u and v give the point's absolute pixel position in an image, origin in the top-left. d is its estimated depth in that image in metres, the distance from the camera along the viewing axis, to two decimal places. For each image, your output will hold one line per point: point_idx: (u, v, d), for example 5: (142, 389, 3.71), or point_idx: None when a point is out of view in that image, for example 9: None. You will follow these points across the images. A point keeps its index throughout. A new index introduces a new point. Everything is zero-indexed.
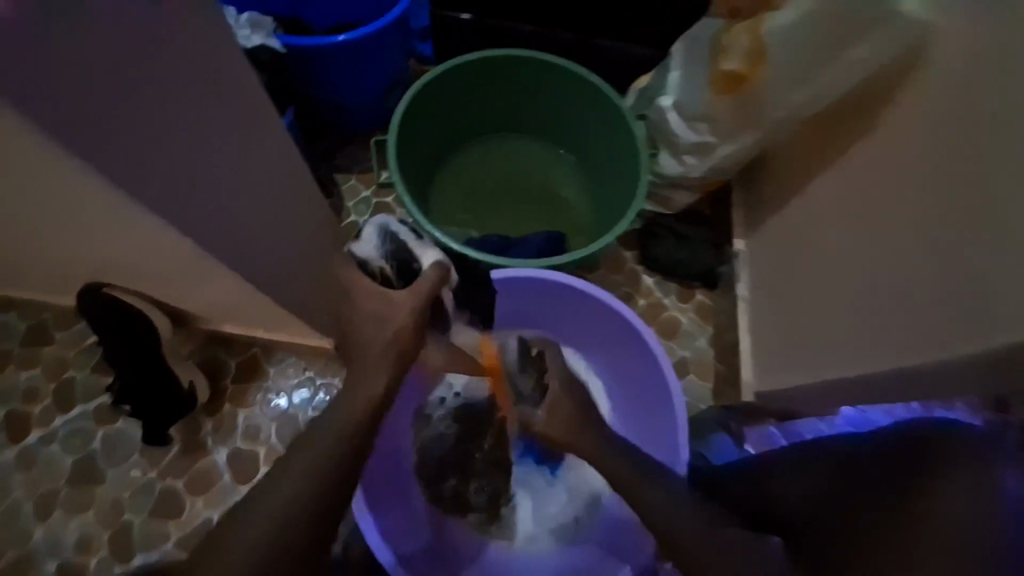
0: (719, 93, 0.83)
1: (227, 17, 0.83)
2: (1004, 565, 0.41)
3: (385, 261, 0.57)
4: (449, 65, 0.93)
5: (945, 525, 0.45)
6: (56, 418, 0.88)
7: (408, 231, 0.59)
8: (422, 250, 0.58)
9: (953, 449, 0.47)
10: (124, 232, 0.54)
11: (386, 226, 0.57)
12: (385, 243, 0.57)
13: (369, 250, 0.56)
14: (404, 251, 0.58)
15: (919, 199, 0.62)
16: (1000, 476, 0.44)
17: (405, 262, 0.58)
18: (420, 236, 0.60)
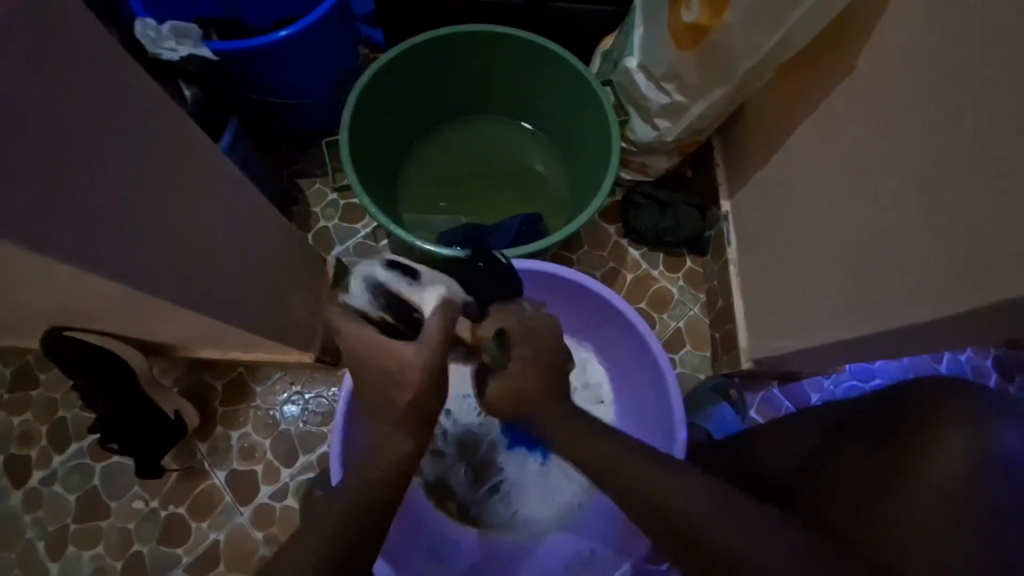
0: (684, 49, 0.76)
1: (146, 29, 0.77)
2: (988, 509, 0.49)
3: (382, 311, 0.56)
4: (399, 49, 0.87)
5: (931, 475, 0.52)
6: (53, 459, 0.89)
7: (398, 278, 0.55)
8: (418, 297, 0.55)
9: (960, 407, 0.52)
10: (63, 281, 0.52)
11: (372, 277, 0.56)
12: (382, 295, 0.56)
13: (363, 304, 0.56)
14: (397, 298, 0.56)
15: (913, 144, 0.56)
16: (1002, 434, 0.50)
17: (406, 311, 0.56)
18: (414, 278, 0.55)
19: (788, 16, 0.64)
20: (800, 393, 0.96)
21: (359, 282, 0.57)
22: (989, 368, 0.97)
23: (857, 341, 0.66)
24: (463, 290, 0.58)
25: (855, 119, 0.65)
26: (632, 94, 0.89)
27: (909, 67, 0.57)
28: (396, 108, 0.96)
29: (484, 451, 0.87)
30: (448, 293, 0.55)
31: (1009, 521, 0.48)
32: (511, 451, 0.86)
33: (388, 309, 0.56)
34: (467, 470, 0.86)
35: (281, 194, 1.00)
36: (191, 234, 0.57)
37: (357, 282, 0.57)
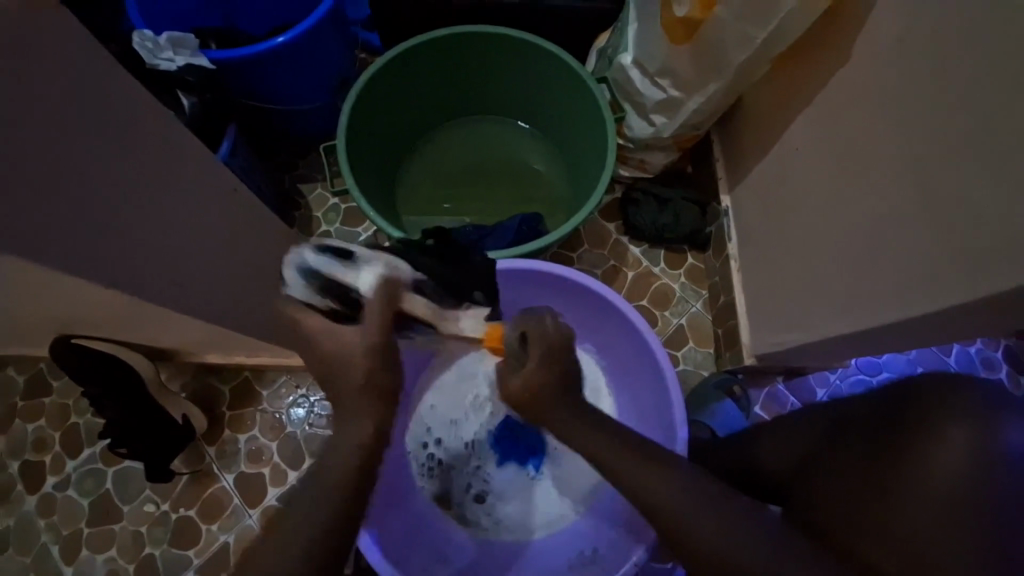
0: (677, 43, 0.76)
1: (145, 40, 0.78)
2: (987, 505, 0.49)
3: (323, 296, 0.54)
4: (393, 53, 0.87)
5: (930, 474, 0.51)
6: (66, 464, 0.91)
7: (332, 260, 0.54)
8: (354, 278, 0.53)
9: (961, 405, 0.52)
10: (67, 294, 0.53)
11: (303, 263, 0.54)
12: (315, 279, 0.54)
13: (301, 291, 0.54)
14: (336, 283, 0.54)
15: (912, 136, 0.56)
16: (1003, 433, 0.50)
17: (343, 292, 0.54)
18: (348, 259, 0.54)
19: (781, 6, 0.63)
20: (806, 388, 0.95)
21: (296, 267, 0.54)
22: (1000, 360, 0.95)
23: (859, 335, 0.65)
24: (402, 262, 0.58)
25: (852, 110, 0.65)
26: (628, 91, 0.88)
27: (905, 54, 0.56)
28: (393, 111, 0.97)
29: (478, 456, 0.88)
30: (386, 270, 0.55)
31: (1008, 518, 0.49)
32: (504, 454, 0.88)
33: (331, 292, 0.54)
34: (463, 476, 0.87)
35: (283, 200, 1.01)
36: (190, 241, 0.58)
37: (295, 268, 0.54)
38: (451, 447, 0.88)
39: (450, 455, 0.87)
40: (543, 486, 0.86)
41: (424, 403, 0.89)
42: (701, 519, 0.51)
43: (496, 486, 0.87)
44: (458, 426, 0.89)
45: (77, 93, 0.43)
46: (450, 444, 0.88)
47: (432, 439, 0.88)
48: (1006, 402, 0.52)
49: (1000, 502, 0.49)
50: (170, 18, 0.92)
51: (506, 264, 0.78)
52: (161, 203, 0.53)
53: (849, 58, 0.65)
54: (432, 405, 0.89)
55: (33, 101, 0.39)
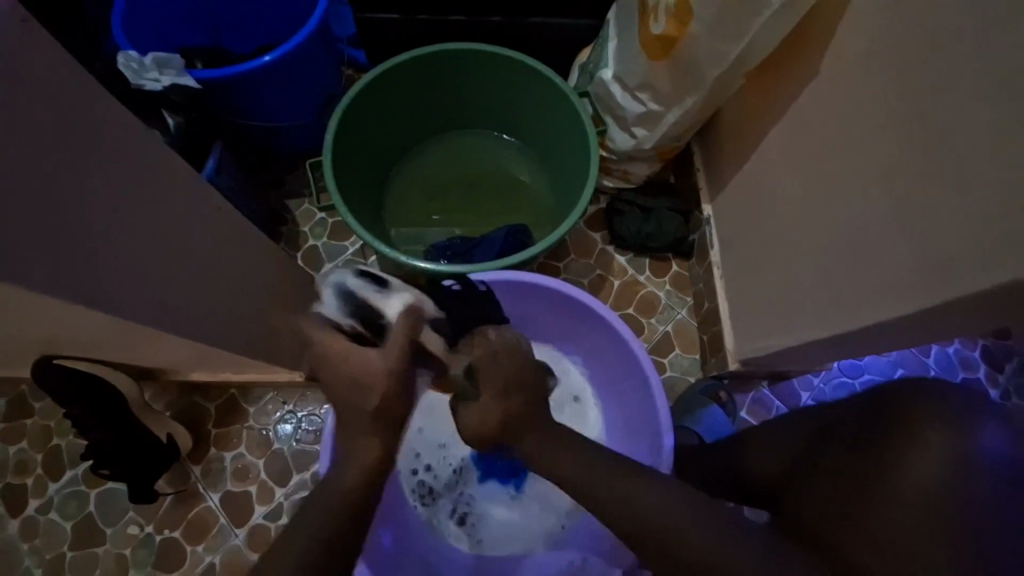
0: (654, 58, 0.78)
1: (130, 61, 0.79)
2: (969, 508, 0.49)
3: (351, 319, 0.56)
4: (378, 70, 0.89)
5: (911, 478, 0.52)
6: (48, 487, 0.89)
7: (366, 285, 0.57)
8: (384, 303, 0.56)
9: (939, 410, 0.53)
10: (47, 315, 0.53)
11: (341, 284, 0.56)
12: (349, 302, 0.56)
13: (333, 312, 0.56)
14: (367, 307, 0.56)
15: (881, 146, 0.58)
16: (981, 438, 0.51)
17: (372, 317, 0.56)
18: (381, 287, 0.57)
19: (753, 22, 0.65)
20: (790, 392, 0.97)
21: (336, 288, 0.57)
22: (978, 360, 0.97)
23: (837, 339, 0.67)
24: (431, 298, 0.61)
25: (824, 120, 0.67)
26: (609, 105, 0.90)
27: (872, 66, 0.59)
28: (378, 127, 0.98)
29: (467, 474, 0.88)
30: (414, 300, 0.57)
31: (992, 521, 0.49)
32: (492, 472, 0.88)
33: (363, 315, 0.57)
34: (453, 494, 0.87)
35: (270, 215, 1.01)
36: (170, 259, 0.58)
37: (333, 288, 0.57)
38: (438, 470, 0.88)
39: (438, 479, 0.87)
40: (533, 502, 0.86)
41: (411, 425, 0.88)
42: (686, 525, 0.52)
43: (486, 503, 0.86)
44: (445, 448, 0.89)
45: (54, 114, 0.43)
46: (439, 464, 0.88)
47: (420, 463, 0.88)
48: (981, 408, 0.52)
49: (976, 507, 0.49)
50: (157, 37, 0.93)
51: (490, 276, 0.79)
52: (139, 220, 0.53)
53: (819, 71, 0.67)
54: (420, 427, 0.89)
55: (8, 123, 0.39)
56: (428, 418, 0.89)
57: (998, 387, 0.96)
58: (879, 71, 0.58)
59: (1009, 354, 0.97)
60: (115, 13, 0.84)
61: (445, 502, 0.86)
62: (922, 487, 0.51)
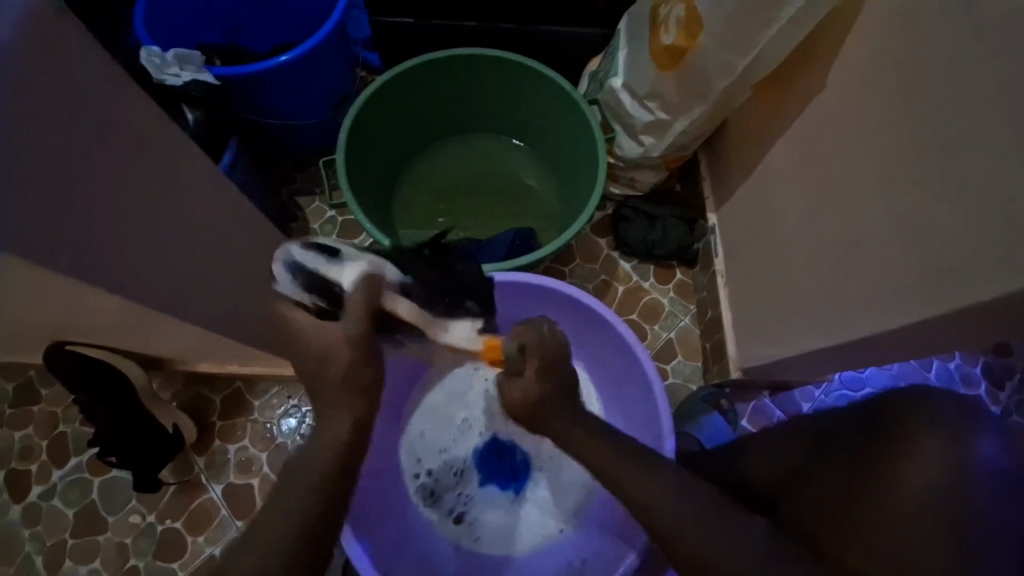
0: (663, 69, 0.80)
1: (153, 56, 0.81)
2: (968, 518, 0.50)
3: (307, 293, 0.55)
4: (392, 73, 0.91)
5: (913, 486, 0.53)
6: (52, 473, 0.90)
7: (318, 257, 0.55)
8: (338, 272, 0.55)
9: (940, 419, 0.53)
10: (67, 302, 0.54)
11: (292, 259, 0.55)
12: (302, 276, 0.55)
13: (289, 288, 0.55)
14: (320, 278, 0.55)
15: (887, 159, 0.59)
16: (980, 448, 0.52)
17: (328, 289, 0.55)
18: (332, 257, 0.56)
19: (761, 35, 0.67)
20: (791, 402, 0.97)
21: (294, 264, 0.56)
22: (979, 375, 0.98)
23: (839, 348, 0.68)
24: (390, 266, 0.60)
25: (830, 133, 0.68)
26: (618, 113, 0.92)
27: (878, 81, 0.60)
28: (390, 128, 1.00)
29: (465, 478, 0.88)
30: (369, 267, 0.57)
31: (989, 530, 0.50)
32: (489, 477, 0.88)
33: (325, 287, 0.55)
34: (452, 497, 0.87)
35: (281, 212, 1.03)
36: (184, 249, 0.59)
37: (293, 266, 0.56)
38: (440, 473, 0.88)
39: (440, 483, 0.87)
40: (531, 507, 0.86)
41: (412, 427, 0.89)
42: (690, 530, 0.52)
43: (484, 508, 0.86)
44: (447, 452, 0.89)
45: (78, 104, 0.44)
46: (439, 467, 0.88)
47: (422, 467, 0.88)
48: (979, 417, 0.53)
49: (975, 515, 0.50)
50: (177, 35, 0.95)
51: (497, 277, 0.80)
52: (155, 211, 0.54)
53: (825, 85, 0.69)
54: (421, 429, 0.90)
55: (34, 111, 0.40)
56: (429, 421, 0.90)
57: (998, 404, 0.96)
58: (885, 85, 0.59)
59: (1010, 371, 0.98)
60: (138, 9, 0.86)
61: (444, 505, 0.86)
62: (923, 493, 0.52)
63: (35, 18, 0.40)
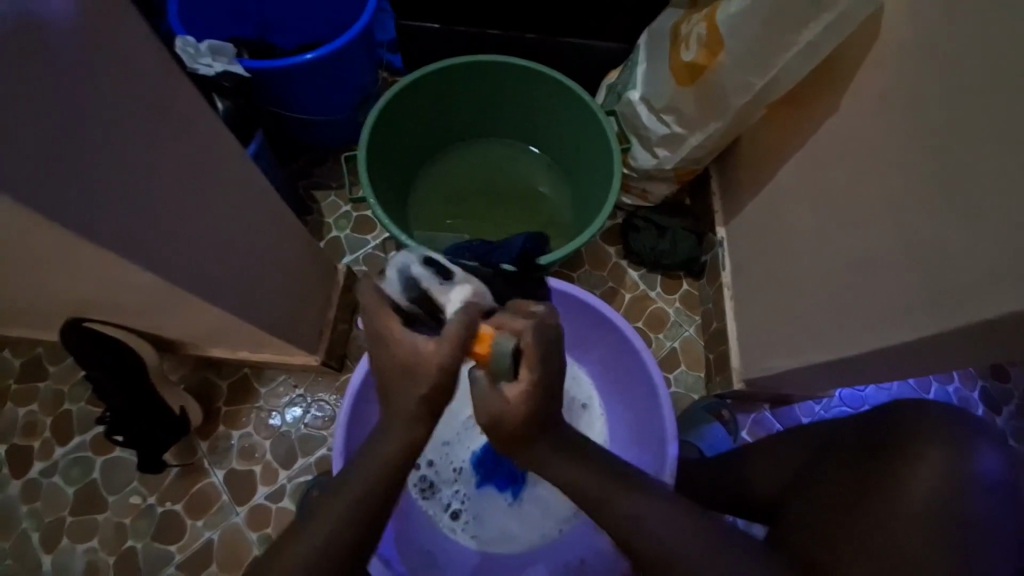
0: (682, 84, 0.83)
1: (187, 47, 0.83)
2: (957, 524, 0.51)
3: (410, 302, 0.60)
4: (416, 75, 0.94)
5: (908, 492, 0.54)
6: (55, 451, 0.90)
7: (431, 276, 0.59)
8: (445, 295, 0.57)
9: (936, 432, 0.55)
10: (97, 274, 0.55)
11: (408, 269, 0.60)
12: (411, 287, 0.59)
13: (393, 292, 0.59)
14: (426, 295, 0.59)
15: (895, 180, 0.61)
16: (974, 462, 0.53)
17: (432, 305, 0.59)
18: (443, 278, 0.60)
19: (778, 57, 0.70)
20: (791, 417, 0.98)
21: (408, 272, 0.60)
22: (977, 400, 0.99)
23: (842, 362, 0.69)
24: (489, 290, 0.62)
25: (841, 153, 0.70)
26: (634, 125, 0.94)
27: (889, 106, 0.62)
28: (411, 129, 1.02)
29: (465, 475, 0.89)
30: (473, 294, 0.58)
31: (978, 538, 0.51)
32: (487, 475, 0.89)
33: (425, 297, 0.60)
34: (450, 493, 0.88)
35: (298, 204, 1.05)
36: (209, 231, 0.60)
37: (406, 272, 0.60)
38: (441, 466, 0.89)
39: (440, 476, 0.88)
40: (528, 508, 0.87)
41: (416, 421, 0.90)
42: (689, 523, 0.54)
43: (482, 506, 0.87)
44: (449, 448, 0.90)
45: (126, 84, 0.46)
46: (440, 462, 0.89)
47: (424, 459, 0.89)
48: (978, 432, 0.55)
49: (964, 523, 0.52)
50: (209, 28, 0.97)
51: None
52: (185, 191, 0.56)
53: (837, 108, 0.71)
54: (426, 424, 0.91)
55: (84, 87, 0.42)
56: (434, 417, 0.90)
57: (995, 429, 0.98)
58: (896, 111, 0.62)
59: (1007, 396, 1.00)
60: (173, 0, 0.89)
61: (443, 500, 0.87)
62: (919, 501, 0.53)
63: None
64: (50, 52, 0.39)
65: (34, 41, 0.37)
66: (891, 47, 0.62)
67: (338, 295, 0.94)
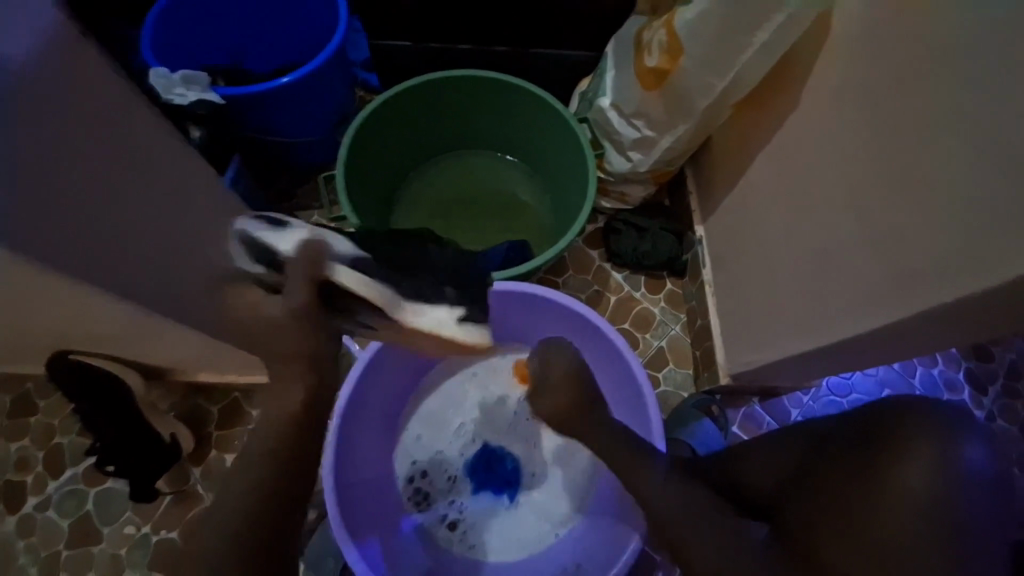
0: (649, 89, 0.85)
1: (161, 78, 0.85)
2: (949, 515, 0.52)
3: (257, 266, 0.53)
4: (389, 94, 0.95)
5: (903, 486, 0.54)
6: (47, 485, 0.90)
7: (269, 227, 0.54)
8: (281, 239, 0.52)
9: (929, 424, 0.56)
10: (77, 307, 0.56)
11: (246, 232, 0.54)
12: (254, 250, 0.53)
13: (245, 263, 0.54)
14: (269, 250, 0.53)
15: (856, 172, 0.63)
16: (965, 454, 0.54)
17: (270, 256, 0.52)
18: (283, 226, 0.54)
19: (738, 57, 0.72)
20: (780, 409, 0.99)
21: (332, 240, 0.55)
22: (962, 381, 1.00)
23: (821, 351, 0.70)
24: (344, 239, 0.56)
25: (807, 147, 0.72)
26: (607, 130, 0.96)
27: (846, 100, 0.64)
28: (387, 146, 1.04)
29: (459, 484, 0.89)
30: (313, 237, 0.53)
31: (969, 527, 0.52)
32: (482, 483, 0.89)
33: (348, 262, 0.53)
34: (446, 503, 0.88)
35: None
36: (189, 258, 0.61)
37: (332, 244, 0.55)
38: (435, 478, 0.89)
39: (435, 487, 0.88)
40: (523, 515, 0.87)
41: (409, 434, 0.90)
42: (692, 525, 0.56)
43: (478, 515, 0.87)
44: (443, 457, 0.90)
45: (97, 121, 0.47)
46: (435, 473, 0.89)
47: (418, 471, 0.89)
48: (971, 425, 0.55)
49: (955, 513, 0.52)
50: (183, 58, 0.99)
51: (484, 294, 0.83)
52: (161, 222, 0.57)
53: (799, 104, 0.73)
54: (418, 436, 0.91)
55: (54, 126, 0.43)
56: (427, 428, 0.91)
57: (982, 409, 0.99)
58: (853, 104, 0.63)
59: (991, 376, 1.01)
60: (147, 33, 0.90)
61: (438, 510, 0.87)
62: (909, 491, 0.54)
63: (60, 40, 0.43)
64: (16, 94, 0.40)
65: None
66: (843, 43, 0.64)
67: None
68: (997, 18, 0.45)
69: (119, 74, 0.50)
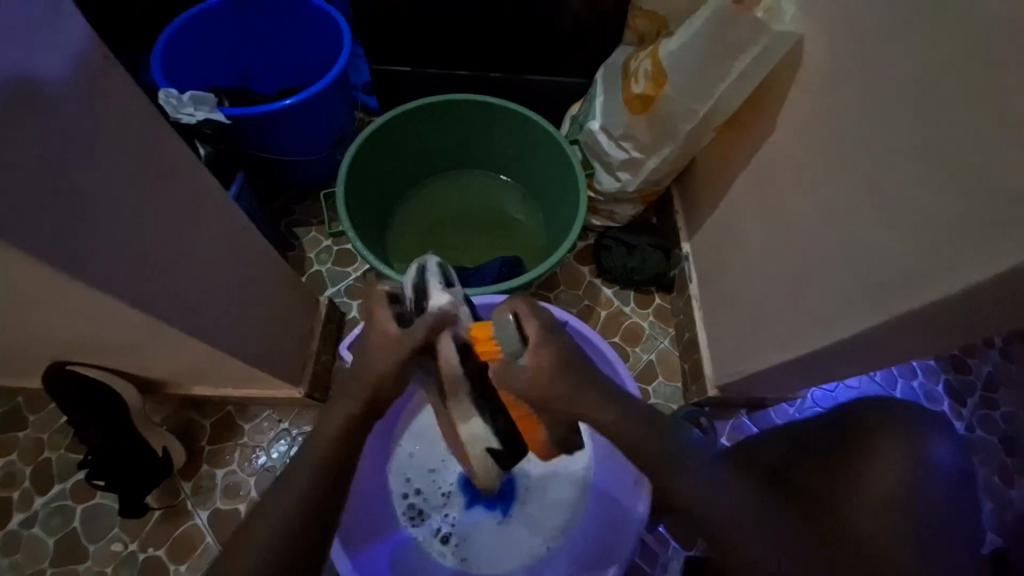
0: (635, 113, 0.90)
1: (170, 98, 0.88)
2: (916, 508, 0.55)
3: (409, 292, 0.59)
4: (389, 116, 0.99)
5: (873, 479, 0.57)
6: (33, 501, 0.88)
7: (437, 274, 0.59)
8: (436, 294, 0.57)
9: (900, 420, 0.59)
10: (82, 315, 0.57)
11: (425, 264, 0.60)
12: (420, 281, 0.59)
13: (408, 281, 0.60)
14: (423, 291, 0.59)
15: (827, 191, 0.68)
16: (931, 449, 0.57)
17: (421, 298, 0.58)
18: (450, 285, 0.60)
19: (717, 85, 0.77)
20: (768, 421, 1.01)
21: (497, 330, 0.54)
22: (941, 393, 1.04)
23: (802, 361, 0.73)
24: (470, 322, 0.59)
25: (782, 168, 0.77)
26: (597, 152, 1.01)
27: (817, 125, 0.69)
28: (385, 166, 1.07)
29: (453, 499, 0.89)
30: (453, 309, 0.56)
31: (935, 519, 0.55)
32: (475, 497, 0.89)
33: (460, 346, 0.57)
34: (440, 519, 0.88)
35: (279, 241, 1.08)
36: (194, 268, 0.63)
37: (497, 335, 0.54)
38: (428, 493, 0.89)
39: (428, 502, 0.88)
40: (518, 528, 0.87)
41: (401, 449, 0.90)
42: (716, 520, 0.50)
43: (471, 529, 0.87)
44: (436, 472, 0.90)
45: (113, 136, 0.50)
46: (428, 488, 0.89)
47: (411, 486, 0.89)
48: (933, 422, 0.59)
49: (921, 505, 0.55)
50: (190, 79, 1.03)
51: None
52: (169, 233, 0.59)
53: (775, 128, 0.78)
54: (411, 451, 0.91)
55: (74, 141, 0.46)
56: (419, 443, 0.91)
57: (961, 420, 1.02)
58: (822, 128, 0.68)
59: (969, 387, 1.04)
60: (156, 56, 0.94)
61: (432, 525, 0.87)
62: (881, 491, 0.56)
63: (85, 61, 0.46)
64: (40, 110, 0.43)
65: (27, 102, 0.41)
66: (812, 74, 0.70)
67: (321, 326, 0.97)
68: (940, 53, 0.50)
69: (137, 94, 0.53)
